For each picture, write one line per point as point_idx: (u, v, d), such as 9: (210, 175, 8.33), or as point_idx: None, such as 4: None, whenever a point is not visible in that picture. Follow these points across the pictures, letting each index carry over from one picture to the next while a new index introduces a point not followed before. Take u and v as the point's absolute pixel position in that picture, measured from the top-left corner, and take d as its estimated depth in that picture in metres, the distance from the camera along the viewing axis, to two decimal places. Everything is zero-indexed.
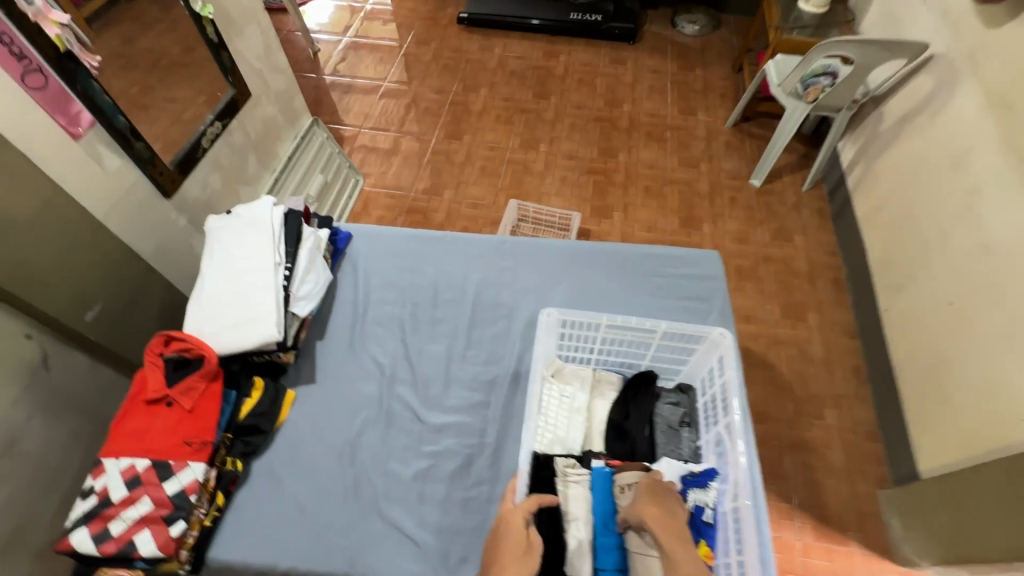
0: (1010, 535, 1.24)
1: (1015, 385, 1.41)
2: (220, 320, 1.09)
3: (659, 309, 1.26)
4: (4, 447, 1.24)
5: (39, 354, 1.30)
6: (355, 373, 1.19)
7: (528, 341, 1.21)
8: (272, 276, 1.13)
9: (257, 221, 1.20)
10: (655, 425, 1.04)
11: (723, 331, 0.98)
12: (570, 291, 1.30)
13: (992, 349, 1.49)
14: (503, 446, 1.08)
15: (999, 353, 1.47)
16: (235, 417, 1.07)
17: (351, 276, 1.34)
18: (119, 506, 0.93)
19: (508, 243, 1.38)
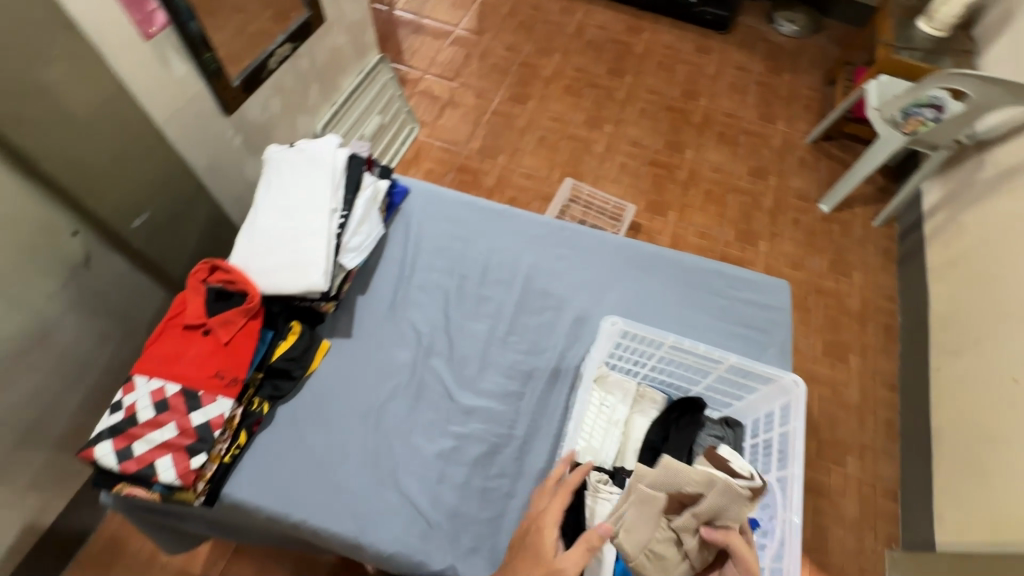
0: None
1: None
2: (267, 258, 1.05)
3: (714, 332, 1.20)
4: (37, 337, 1.24)
5: (82, 252, 1.28)
6: (392, 336, 1.15)
7: (574, 338, 1.16)
8: (326, 221, 1.08)
9: (319, 160, 1.14)
10: (695, 456, 0.99)
11: (795, 378, 0.90)
12: (625, 295, 1.23)
13: None
14: (530, 443, 1.05)
15: None
16: (268, 358, 1.04)
17: (402, 234, 1.28)
18: (144, 428, 0.92)
19: (568, 230, 1.31)
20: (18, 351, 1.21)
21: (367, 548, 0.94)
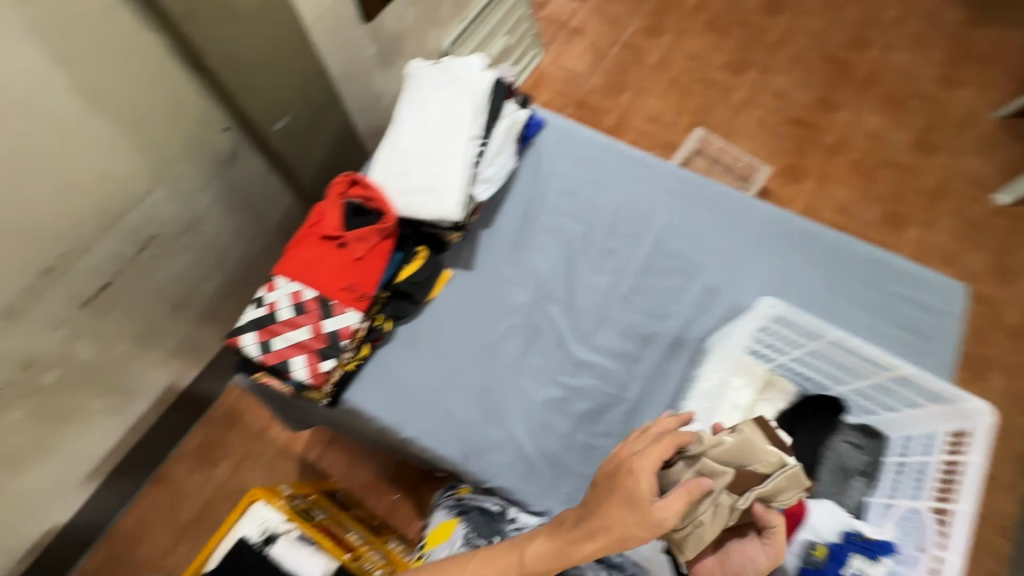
0: None
1: None
2: (405, 180, 1.03)
3: (863, 329, 1.06)
4: (189, 223, 1.35)
5: (229, 148, 1.34)
6: (512, 276, 1.12)
7: (702, 310, 1.08)
8: (466, 149, 1.04)
9: (463, 81, 1.08)
10: (822, 460, 0.91)
11: (978, 404, 0.77)
12: (766, 271, 1.11)
13: None
14: (641, 409, 1.01)
15: None
16: (394, 278, 1.06)
17: (531, 170, 1.22)
18: (284, 326, 0.99)
19: (710, 190, 1.20)
20: (173, 234, 1.32)
21: (470, 476, 0.98)
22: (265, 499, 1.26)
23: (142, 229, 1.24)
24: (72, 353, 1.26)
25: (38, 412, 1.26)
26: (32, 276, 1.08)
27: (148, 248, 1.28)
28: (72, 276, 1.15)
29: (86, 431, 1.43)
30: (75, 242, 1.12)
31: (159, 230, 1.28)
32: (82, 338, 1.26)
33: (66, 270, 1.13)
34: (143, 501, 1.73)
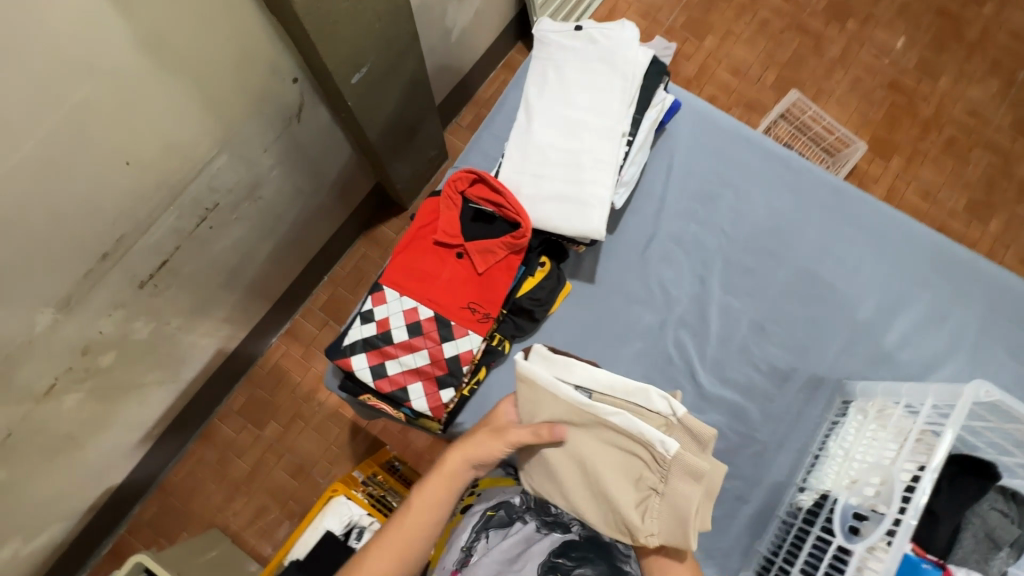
0: None
1: None
2: (539, 183, 0.87)
3: (1013, 380, 0.99)
4: (249, 189, 1.17)
5: (296, 102, 1.13)
6: (639, 293, 1.01)
7: (847, 347, 1.00)
8: (615, 151, 0.86)
9: (613, 59, 0.88)
10: (967, 525, 0.88)
11: None
12: (918, 308, 1.01)
13: None
14: (773, 452, 0.96)
15: None
16: (515, 293, 0.93)
17: (663, 164, 1.05)
18: (398, 349, 0.87)
19: (864, 205, 1.05)
20: (232, 202, 1.15)
21: None
22: (347, 492, 1.24)
23: (203, 200, 1.06)
24: (130, 334, 1.13)
25: (96, 392, 1.16)
26: (90, 262, 0.93)
27: (208, 220, 1.11)
28: (132, 257, 1.00)
29: (140, 402, 1.34)
30: (134, 220, 0.95)
31: (219, 199, 1.11)
32: (139, 318, 1.12)
33: (123, 253, 0.98)
34: (192, 456, 1.68)
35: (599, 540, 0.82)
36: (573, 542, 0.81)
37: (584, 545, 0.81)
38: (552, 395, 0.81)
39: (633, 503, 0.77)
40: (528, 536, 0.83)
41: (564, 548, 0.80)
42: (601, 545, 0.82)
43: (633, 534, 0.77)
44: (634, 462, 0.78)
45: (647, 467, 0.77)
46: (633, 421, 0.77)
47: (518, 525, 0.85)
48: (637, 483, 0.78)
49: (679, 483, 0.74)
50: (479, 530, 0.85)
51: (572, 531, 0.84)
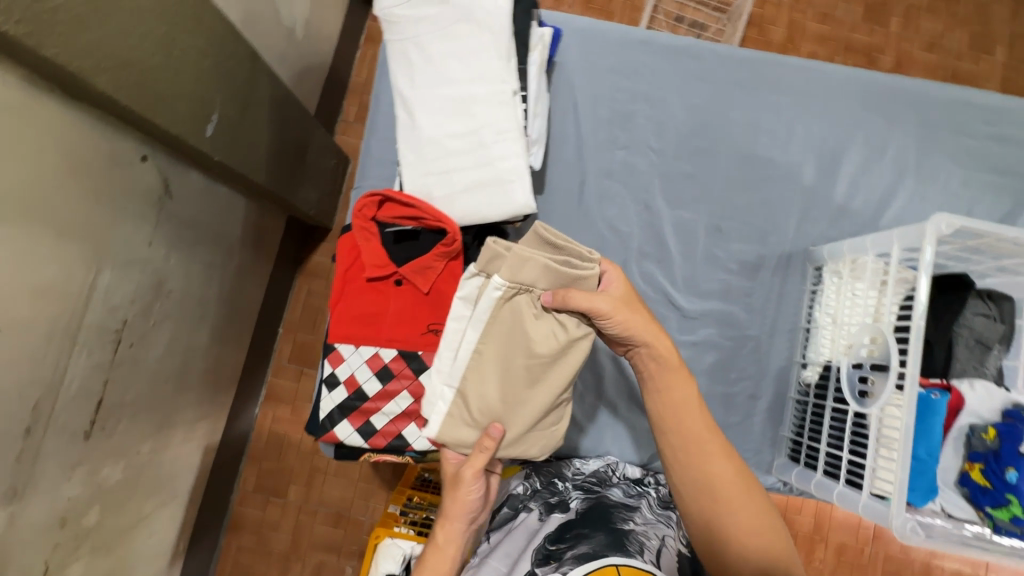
0: None
1: None
2: (447, 177, 0.79)
3: (960, 184, 1.01)
4: (154, 287, 1.06)
5: (159, 180, 1.00)
6: (591, 241, 0.96)
7: (803, 214, 0.98)
8: (513, 113, 0.79)
9: (474, 15, 0.79)
10: (957, 337, 0.91)
11: None
12: (856, 150, 1.00)
13: None
14: (769, 342, 0.96)
15: None
16: None
17: (566, 101, 0.98)
18: (376, 401, 0.83)
19: (776, 66, 1.00)
20: (142, 308, 1.04)
21: None
22: (390, 533, 1.20)
23: (108, 323, 0.96)
24: (103, 482, 1.05)
25: (97, 551, 1.08)
26: (16, 444, 0.83)
27: (125, 339, 1.01)
28: (60, 415, 0.90)
29: (150, 533, 1.27)
30: (43, 380, 0.85)
31: (126, 313, 1.00)
32: (103, 464, 1.04)
33: (49, 417, 0.88)
34: (229, 549, 1.61)
35: (601, 507, 0.79)
36: (570, 519, 0.78)
37: (579, 523, 0.76)
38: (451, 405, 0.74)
39: (544, 328, 0.73)
40: (530, 528, 0.79)
41: (564, 525, 0.77)
42: (598, 513, 0.77)
43: (578, 327, 0.73)
44: (510, 327, 0.73)
45: (518, 315, 0.72)
46: (476, 320, 0.73)
47: (524, 513, 0.83)
48: (536, 317, 0.73)
49: (523, 275, 0.71)
50: (484, 532, 0.83)
51: (571, 509, 0.81)
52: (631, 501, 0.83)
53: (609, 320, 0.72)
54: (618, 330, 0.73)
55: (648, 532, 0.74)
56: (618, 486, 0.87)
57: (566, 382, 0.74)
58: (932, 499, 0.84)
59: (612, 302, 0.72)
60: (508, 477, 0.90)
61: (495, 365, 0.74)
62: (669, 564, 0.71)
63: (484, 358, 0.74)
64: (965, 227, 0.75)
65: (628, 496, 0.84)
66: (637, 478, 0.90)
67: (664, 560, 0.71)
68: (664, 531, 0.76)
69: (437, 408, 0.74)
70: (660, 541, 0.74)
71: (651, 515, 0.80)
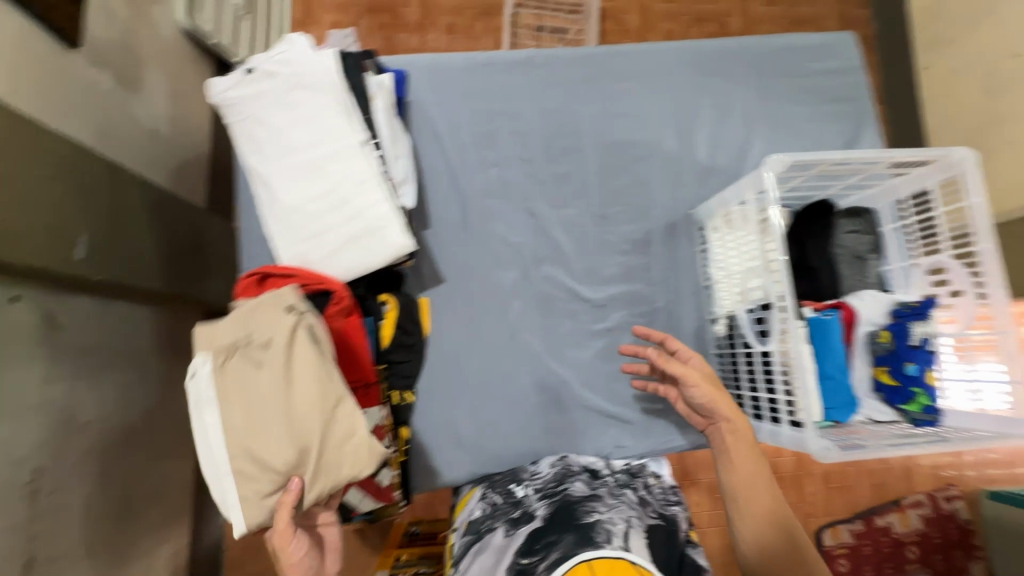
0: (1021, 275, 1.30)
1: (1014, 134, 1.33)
2: (320, 239, 0.80)
3: (805, 120, 1.09)
4: (63, 425, 1.01)
5: (39, 315, 0.96)
6: (487, 260, 0.99)
7: (674, 183, 1.04)
8: (368, 162, 0.81)
9: (305, 80, 0.81)
10: (837, 257, 0.98)
11: (965, 152, 0.81)
12: (707, 112, 1.07)
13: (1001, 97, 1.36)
14: (677, 307, 1.01)
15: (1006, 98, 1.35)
16: (379, 345, 0.89)
17: (429, 136, 1.01)
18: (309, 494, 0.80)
19: (616, 57, 1.06)
20: (54, 450, 0.98)
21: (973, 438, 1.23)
22: None
23: (17, 476, 0.90)
24: None
25: None
26: None
27: (42, 487, 0.95)
28: None
29: None
30: None
31: (37, 461, 0.95)
32: None
33: None
34: None
35: (565, 507, 0.77)
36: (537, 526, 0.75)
37: (549, 528, 0.73)
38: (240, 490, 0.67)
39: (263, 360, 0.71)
40: (497, 544, 0.76)
41: (533, 533, 0.74)
42: (564, 513, 0.75)
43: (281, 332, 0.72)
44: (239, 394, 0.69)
45: (256, 369, 0.71)
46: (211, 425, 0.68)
47: (489, 531, 0.79)
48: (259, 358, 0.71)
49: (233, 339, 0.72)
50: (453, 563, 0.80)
51: (537, 517, 0.78)
52: (595, 492, 0.83)
53: (693, 387, 0.82)
54: (701, 399, 0.82)
55: (613, 517, 0.75)
56: (579, 477, 0.87)
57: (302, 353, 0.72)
58: (854, 412, 0.89)
59: (699, 371, 0.84)
60: (467, 501, 0.90)
61: (245, 423, 0.68)
62: (639, 541, 0.71)
63: (236, 438, 0.67)
64: (794, 161, 0.81)
65: (590, 487, 0.84)
66: (590, 468, 0.91)
67: (635, 540, 0.70)
68: (629, 513, 0.76)
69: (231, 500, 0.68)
70: (626, 523, 0.73)
71: (613, 501, 0.81)
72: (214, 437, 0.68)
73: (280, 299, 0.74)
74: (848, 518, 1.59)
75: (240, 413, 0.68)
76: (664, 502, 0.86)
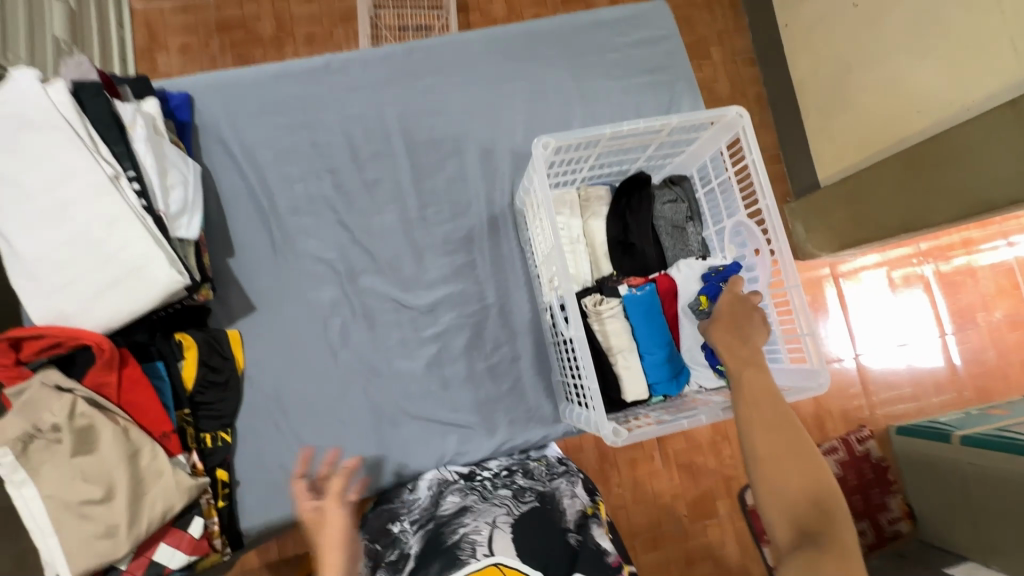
0: (864, 230, 1.33)
1: (842, 94, 1.38)
2: (78, 286, 0.74)
3: (621, 95, 1.08)
4: None
5: None
6: (302, 280, 0.94)
7: (492, 175, 1.01)
8: (118, 198, 0.75)
9: (34, 119, 0.74)
10: (658, 229, 0.97)
11: (739, 109, 0.82)
12: (520, 98, 1.04)
13: (827, 61, 1.41)
14: (508, 301, 0.98)
15: (833, 61, 1.39)
16: (181, 391, 0.84)
17: (225, 158, 0.96)
18: (143, 552, 0.77)
19: (418, 52, 1.02)
20: None
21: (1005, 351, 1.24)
22: None
23: None
24: None
25: None
26: None
27: None
28: None
29: None
30: None
31: None
32: None
33: None
34: None
35: (434, 531, 0.77)
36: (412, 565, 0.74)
37: (424, 560, 0.73)
38: (62, 563, 0.72)
39: (60, 443, 0.73)
40: None
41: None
42: (433, 541, 0.75)
43: (66, 411, 0.73)
44: (48, 480, 0.72)
45: (58, 452, 0.73)
46: (26, 510, 0.72)
47: None
48: (56, 438, 0.73)
49: (11, 434, 0.71)
50: None
51: (411, 555, 0.76)
52: (467, 502, 0.83)
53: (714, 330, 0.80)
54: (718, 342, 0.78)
55: (479, 525, 0.76)
56: (454, 491, 0.86)
57: (105, 432, 0.75)
58: (684, 383, 0.90)
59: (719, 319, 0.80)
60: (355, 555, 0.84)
61: (56, 504, 0.72)
62: (503, 543, 0.72)
63: (51, 523, 0.72)
64: (568, 139, 0.80)
65: (464, 498, 0.84)
66: (469, 470, 0.92)
67: (498, 543, 0.72)
68: (495, 513, 0.78)
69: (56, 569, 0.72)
70: (490, 529, 0.75)
71: (483, 506, 0.81)
72: (30, 514, 0.72)
73: (51, 380, 0.74)
74: None
75: (51, 494, 0.72)
76: (547, 477, 0.90)
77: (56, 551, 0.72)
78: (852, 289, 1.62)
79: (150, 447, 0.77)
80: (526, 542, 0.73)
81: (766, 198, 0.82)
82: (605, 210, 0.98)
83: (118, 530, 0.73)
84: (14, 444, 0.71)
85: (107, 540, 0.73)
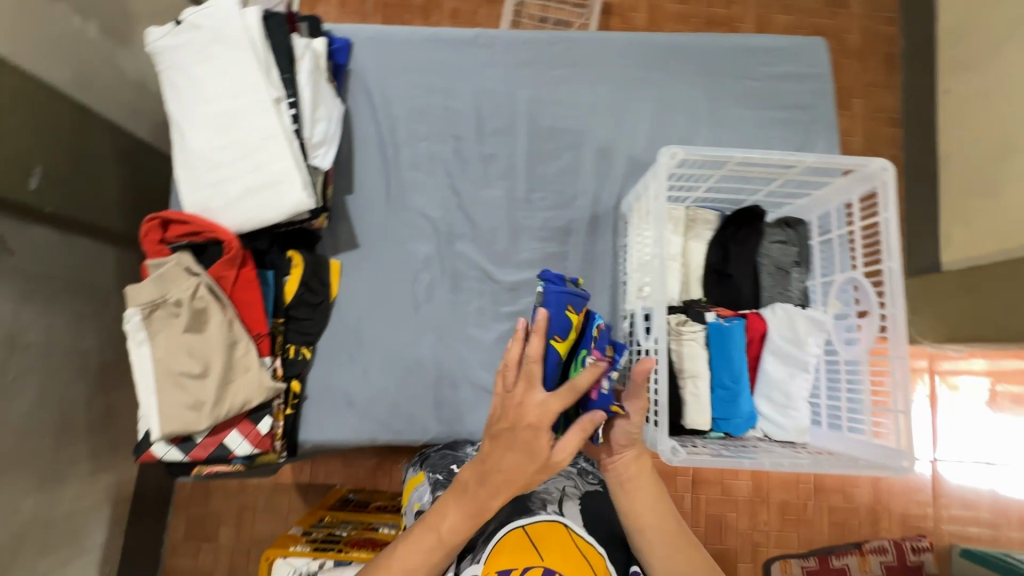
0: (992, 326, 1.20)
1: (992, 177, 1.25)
2: (225, 186, 0.84)
3: (753, 125, 1.05)
4: None
5: None
6: (403, 232, 1.00)
7: (603, 175, 1.02)
8: (275, 118, 0.84)
9: (225, 35, 0.84)
10: (760, 267, 0.93)
11: (885, 162, 0.78)
12: (649, 108, 1.04)
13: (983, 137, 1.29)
14: (589, 300, 0.99)
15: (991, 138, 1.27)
16: (281, 300, 0.93)
17: (365, 105, 1.03)
18: (218, 431, 0.86)
19: (561, 43, 1.05)
20: None
21: None
22: (283, 553, 1.02)
23: None
24: None
25: None
26: None
27: None
28: None
29: None
30: None
31: None
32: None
33: None
34: None
35: None
36: None
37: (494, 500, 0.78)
38: (154, 421, 0.82)
39: (179, 318, 0.83)
40: None
41: None
42: None
43: (190, 291, 0.83)
44: (161, 346, 0.83)
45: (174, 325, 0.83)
46: (138, 365, 0.83)
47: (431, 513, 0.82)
48: (175, 313, 0.83)
49: (144, 298, 0.82)
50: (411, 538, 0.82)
51: None
52: None
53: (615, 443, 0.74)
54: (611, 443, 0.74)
55: (549, 488, 0.81)
56: None
57: (215, 319, 0.84)
58: (751, 426, 0.86)
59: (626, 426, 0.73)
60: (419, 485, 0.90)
61: (162, 368, 0.82)
62: (571, 508, 0.77)
63: (155, 383, 0.82)
64: (696, 154, 0.79)
65: None
66: None
67: (567, 506, 0.77)
68: (563, 482, 0.83)
69: (149, 424, 0.83)
70: (560, 491, 0.80)
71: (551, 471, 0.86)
72: (140, 371, 0.83)
73: (185, 263, 0.84)
74: (800, 553, 1.41)
75: (160, 359, 0.82)
76: None
77: (152, 408, 0.82)
78: (948, 394, 1.47)
79: (246, 342, 0.86)
80: (590, 515, 0.78)
81: (890, 258, 0.77)
82: (709, 235, 0.96)
83: (205, 406, 0.82)
84: (144, 308, 0.82)
85: (195, 412, 0.82)
